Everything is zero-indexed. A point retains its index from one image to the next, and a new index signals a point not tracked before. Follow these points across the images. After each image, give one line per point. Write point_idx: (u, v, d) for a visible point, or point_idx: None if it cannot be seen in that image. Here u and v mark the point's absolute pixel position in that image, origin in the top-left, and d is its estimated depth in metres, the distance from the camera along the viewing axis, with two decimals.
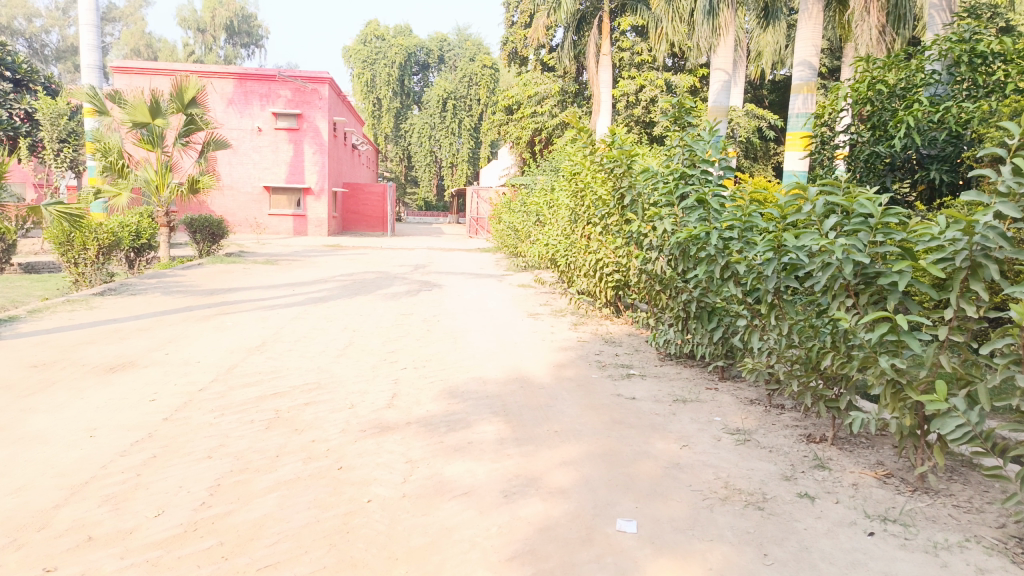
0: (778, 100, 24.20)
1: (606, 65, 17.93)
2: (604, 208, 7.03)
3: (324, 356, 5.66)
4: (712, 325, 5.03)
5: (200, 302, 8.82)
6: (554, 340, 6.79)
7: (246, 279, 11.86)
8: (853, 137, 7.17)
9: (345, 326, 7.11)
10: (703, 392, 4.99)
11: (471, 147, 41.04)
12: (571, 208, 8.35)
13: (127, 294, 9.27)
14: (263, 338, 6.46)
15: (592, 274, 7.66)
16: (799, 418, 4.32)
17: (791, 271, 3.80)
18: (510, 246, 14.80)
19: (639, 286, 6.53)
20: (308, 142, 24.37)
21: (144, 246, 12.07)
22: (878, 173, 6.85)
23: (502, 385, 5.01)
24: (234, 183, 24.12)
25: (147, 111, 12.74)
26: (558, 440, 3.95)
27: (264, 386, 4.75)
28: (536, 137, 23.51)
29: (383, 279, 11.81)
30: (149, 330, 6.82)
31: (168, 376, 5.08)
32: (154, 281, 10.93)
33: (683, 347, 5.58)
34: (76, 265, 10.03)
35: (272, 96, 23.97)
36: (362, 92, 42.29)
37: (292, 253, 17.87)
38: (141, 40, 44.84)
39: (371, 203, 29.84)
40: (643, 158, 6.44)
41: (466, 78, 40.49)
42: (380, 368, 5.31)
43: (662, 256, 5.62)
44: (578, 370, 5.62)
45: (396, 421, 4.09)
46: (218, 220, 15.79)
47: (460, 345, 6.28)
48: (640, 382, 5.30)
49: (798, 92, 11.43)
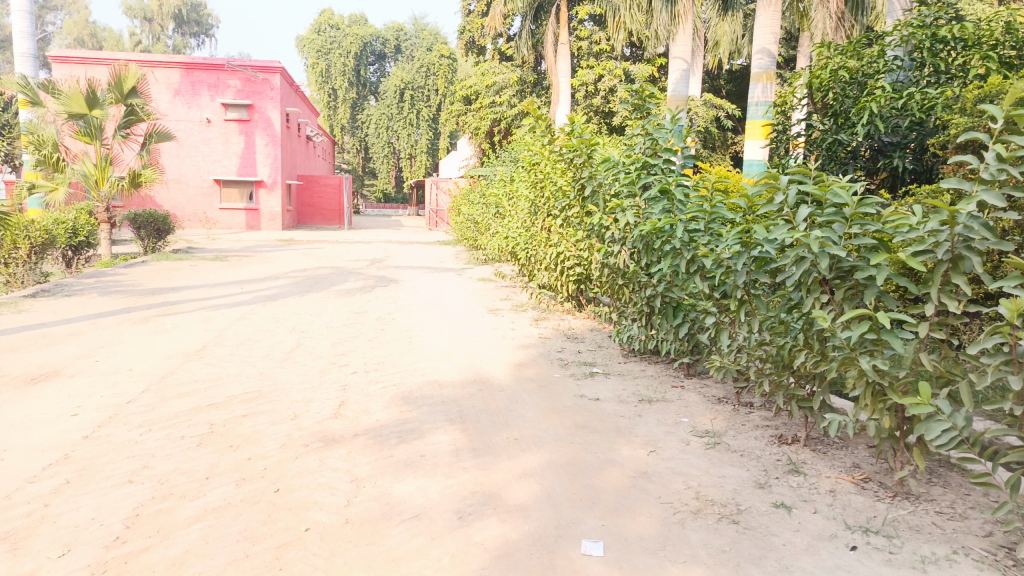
0: (736, 90, 24.24)
1: (565, 54, 17.68)
2: (564, 199, 6.76)
3: (269, 362, 5.30)
4: (678, 320, 4.82)
5: (140, 303, 8.33)
6: (515, 337, 6.51)
7: (193, 277, 11.33)
8: (814, 125, 7.01)
9: (293, 327, 6.74)
10: (669, 390, 4.78)
11: (429, 139, 40.50)
12: (530, 200, 8.08)
13: (62, 296, 8.73)
14: (204, 342, 6.06)
15: (553, 268, 7.42)
16: (769, 418, 4.14)
17: (761, 265, 3.58)
18: (470, 239, 14.48)
19: (601, 279, 6.29)
20: (260, 133, 23.67)
21: (82, 244, 11.45)
22: (839, 161, 6.72)
23: (459, 388, 4.72)
24: (182, 176, 23.28)
25: (84, 102, 12.02)
26: (517, 450, 3.68)
27: (200, 396, 4.38)
28: (495, 127, 23.15)
29: (337, 275, 11.40)
30: (80, 335, 6.35)
31: (95, 388, 4.67)
32: (92, 280, 10.35)
33: (647, 344, 5.38)
34: (6, 265, 9.36)
35: (221, 86, 23.18)
36: (317, 82, 41.38)
37: (244, 248, 17.27)
38: (84, 30, 43.20)
39: (327, 196, 29.16)
40: (603, 147, 6.20)
41: (424, 68, 39.93)
42: (327, 373, 4.97)
43: (625, 249, 5.38)
44: (539, 369, 5.35)
45: (342, 433, 3.77)
46: (164, 216, 15.14)
47: (415, 345, 5.97)
48: (604, 381, 5.07)
49: (758, 80, 11.32)
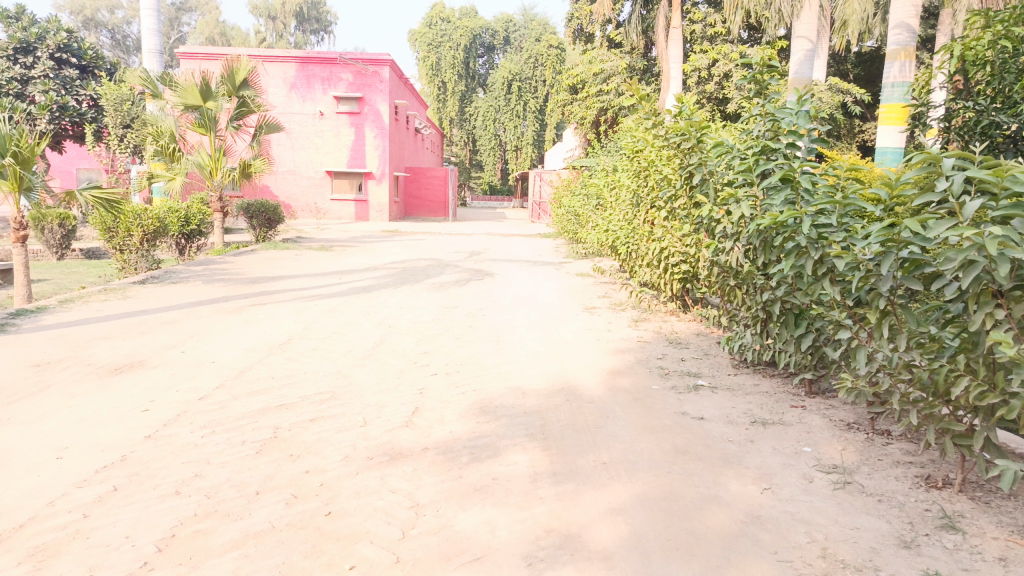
0: (865, 75, 22.46)
1: (677, 39, 16.79)
2: (669, 189, 6.16)
3: (351, 359, 5.04)
4: (799, 330, 4.17)
5: (238, 292, 8.40)
6: (611, 340, 5.99)
7: (295, 266, 11.48)
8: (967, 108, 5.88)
9: (381, 321, 6.50)
10: (788, 412, 4.14)
11: (536, 130, 40.20)
12: (632, 190, 7.52)
13: (169, 282, 8.95)
14: (290, 334, 5.92)
15: (655, 264, 6.84)
16: (911, 452, 3.48)
17: (912, 269, 2.91)
18: (571, 232, 14.00)
19: (710, 278, 5.68)
20: (370, 125, 24.07)
21: (194, 232, 11.78)
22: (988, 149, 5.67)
23: (545, 398, 4.29)
24: (296, 168, 24.02)
25: (199, 94, 12.42)
26: (605, 477, 3.20)
27: (272, 395, 4.16)
28: (602, 117, 22.46)
29: (434, 266, 11.22)
30: (174, 324, 6.38)
31: (173, 381, 4.55)
32: (200, 268, 10.62)
33: (763, 354, 4.75)
34: (121, 252, 9.75)
35: (334, 79, 23.72)
36: (428, 76, 41.66)
37: (349, 239, 17.54)
38: (215, 29, 45.67)
39: (433, 187, 29.39)
40: (714, 130, 5.57)
41: (532, 59, 39.66)
42: (406, 374, 4.64)
43: (738, 246, 4.74)
44: (636, 379, 4.82)
45: (411, 447, 3.40)
46: (274, 206, 15.52)
47: (503, 345, 5.58)
48: (710, 396, 4.48)
49: (895, 59, 10.18)
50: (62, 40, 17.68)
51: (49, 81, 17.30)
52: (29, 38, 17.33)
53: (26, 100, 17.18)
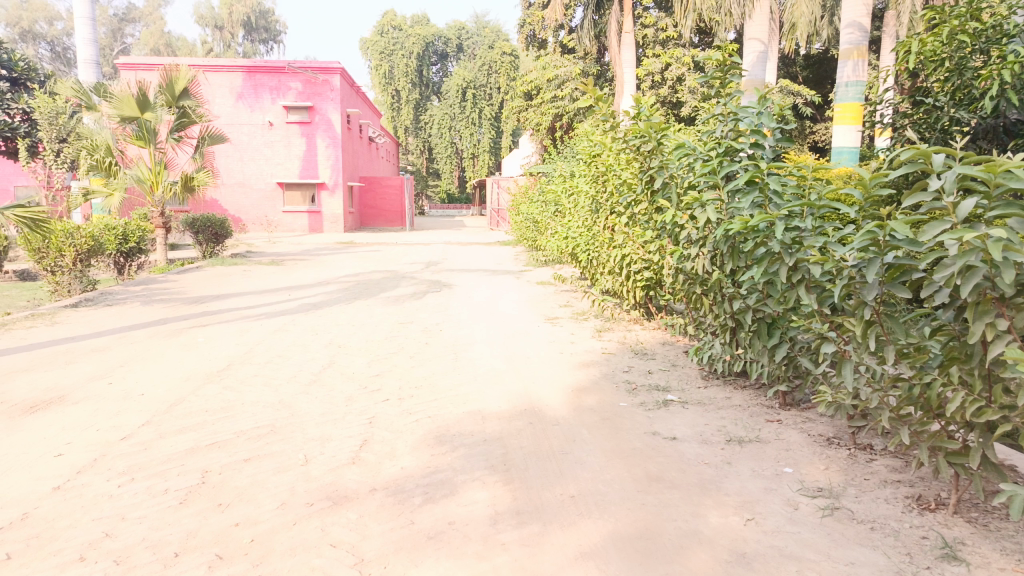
0: (813, 77, 22.78)
1: (630, 44, 16.67)
2: (630, 194, 5.91)
3: (295, 385, 4.64)
4: (770, 340, 3.94)
5: (179, 313, 7.90)
6: (574, 353, 5.70)
7: (243, 282, 10.97)
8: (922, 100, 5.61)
9: (330, 341, 6.10)
10: (764, 427, 3.90)
11: (492, 137, 39.99)
12: (591, 196, 7.26)
13: (104, 305, 8.40)
14: (231, 360, 5.48)
15: (617, 272, 6.59)
16: (897, 469, 3.27)
17: (899, 274, 2.69)
18: (529, 239, 13.73)
19: (675, 286, 5.43)
20: (321, 135, 23.54)
21: (134, 249, 11.16)
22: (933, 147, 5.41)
23: (505, 422, 3.96)
24: (246, 180, 23.32)
25: (135, 105, 11.82)
26: (573, 514, 2.89)
27: (203, 432, 3.74)
28: (557, 122, 22.30)
29: (389, 279, 10.83)
30: (103, 352, 5.89)
31: (94, 418, 4.09)
32: (139, 287, 10.05)
33: (733, 365, 4.52)
34: (53, 274, 9.15)
35: (283, 89, 23.13)
36: (381, 84, 41.05)
37: (302, 252, 17.01)
38: (160, 40, 44.49)
39: (388, 197, 28.90)
40: (673, 132, 5.34)
41: (486, 66, 39.44)
42: (355, 402, 4.26)
43: (704, 252, 4.49)
44: (601, 396, 4.53)
45: (356, 489, 3.05)
46: (221, 219, 14.90)
47: (461, 364, 5.25)
48: (681, 413, 4.21)
49: (848, 58, 10.12)
50: None
51: None
52: None
53: None
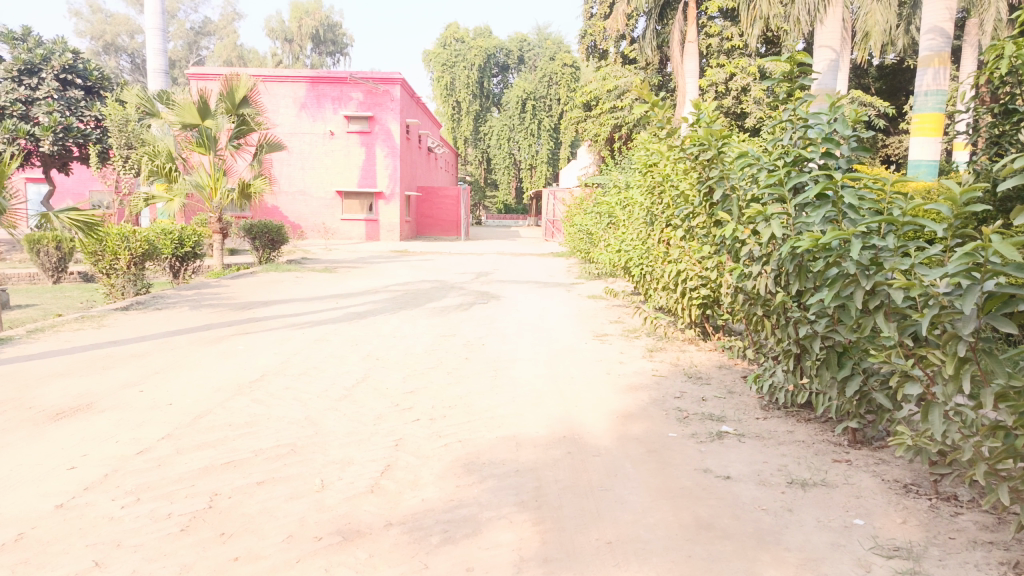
0: (886, 88, 21.79)
1: (693, 53, 16.14)
2: (687, 206, 5.53)
3: (325, 401, 4.42)
4: (841, 370, 3.52)
5: (224, 319, 7.84)
6: (623, 374, 5.33)
7: (293, 289, 10.96)
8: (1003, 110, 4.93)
9: (368, 354, 5.89)
10: (831, 469, 3.49)
11: (550, 148, 39.78)
12: (647, 208, 6.89)
13: (154, 309, 8.43)
14: (265, 370, 5.32)
15: (671, 288, 6.21)
16: (990, 527, 2.81)
17: (1001, 304, 2.29)
18: (583, 251, 13.40)
19: (734, 306, 5.02)
20: (380, 144, 23.72)
21: (189, 254, 11.24)
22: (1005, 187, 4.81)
23: (541, 451, 3.64)
24: (306, 189, 23.64)
25: (196, 112, 12.00)
26: (608, 564, 2.55)
27: (222, 450, 3.54)
28: (616, 133, 21.90)
29: (438, 289, 10.66)
30: (142, 358, 5.82)
31: (116, 430, 3.95)
32: (192, 292, 10.11)
33: (797, 395, 4.10)
34: (108, 276, 9.29)
35: (344, 98, 23.39)
36: (442, 95, 41.30)
37: (356, 259, 17.05)
38: (232, 52, 45.83)
39: (445, 206, 28.94)
40: (735, 140, 4.96)
41: (547, 77, 39.33)
42: (383, 421, 4.01)
43: (767, 270, 4.09)
44: (649, 424, 4.17)
45: (370, 523, 2.78)
46: (277, 226, 15.00)
47: (501, 383, 4.95)
48: (737, 447, 3.82)
49: (928, 66, 9.47)
50: (67, 61, 17.35)
51: (53, 102, 16.97)
52: (33, 59, 16.95)
53: (29, 122, 16.84)
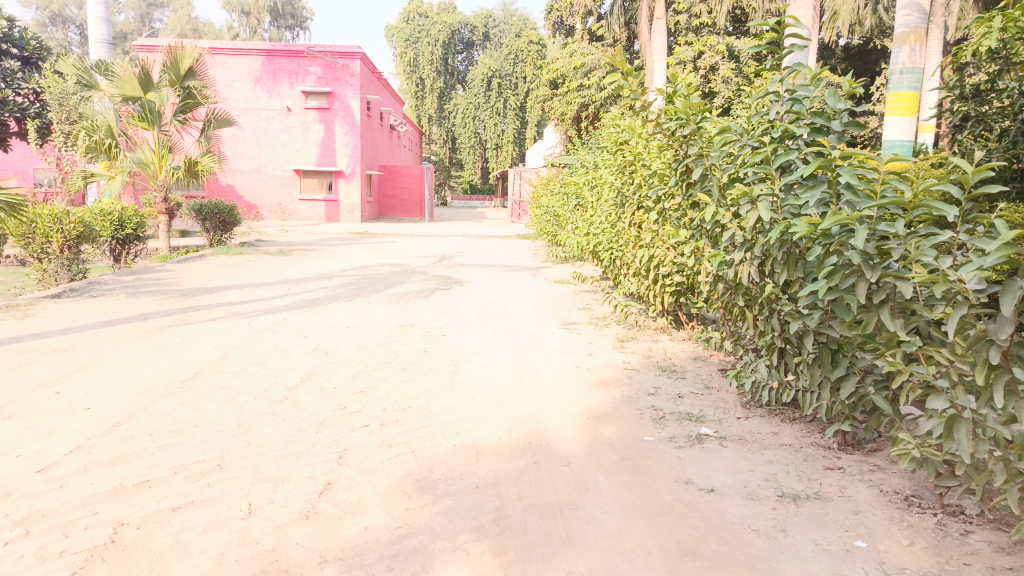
0: (850, 69, 21.76)
1: (661, 31, 15.48)
2: (661, 187, 5.16)
3: (263, 403, 3.96)
4: (835, 370, 3.18)
5: (165, 306, 7.28)
6: (592, 368, 4.96)
7: (244, 273, 10.38)
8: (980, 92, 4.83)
9: (316, 347, 5.42)
10: (822, 479, 3.16)
11: (516, 128, 39.25)
12: (616, 189, 6.51)
13: (89, 296, 7.82)
14: (202, 366, 4.82)
15: (643, 274, 5.85)
16: (1005, 548, 2.50)
17: None
18: (549, 233, 13.03)
19: (712, 294, 4.67)
20: (340, 121, 22.96)
21: (131, 236, 10.57)
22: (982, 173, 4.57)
23: (504, 460, 3.25)
24: (263, 167, 22.80)
25: (138, 84, 11.28)
26: None
27: (136, 467, 3.06)
28: (583, 112, 21.49)
29: (399, 273, 10.19)
30: (65, 353, 5.27)
31: (19, 439, 3.44)
32: (133, 277, 9.46)
33: (782, 395, 3.78)
34: (40, 260, 8.59)
35: (302, 73, 22.55)
36: (405, 72, 40.32)
37: (315, 241, 16.43)
38: (187, 25, 44.21)
39: (408, 186, 28.27)
40: (714, 114, 4.56)
41: (512, 55, 38.69)
42: (327, 428, 3.58)
43: (750, 258, 3.72)
44: (623, 427, 3.80)
45: (301, 560, 2.36)
46: (230, 206, 14.30)
47: (460, 380, 4.54)
48: (718, 452, 3.48)
49: (903, 42, 9.11)
50: (1, 29, 16.25)
51: None
52: None
53: None
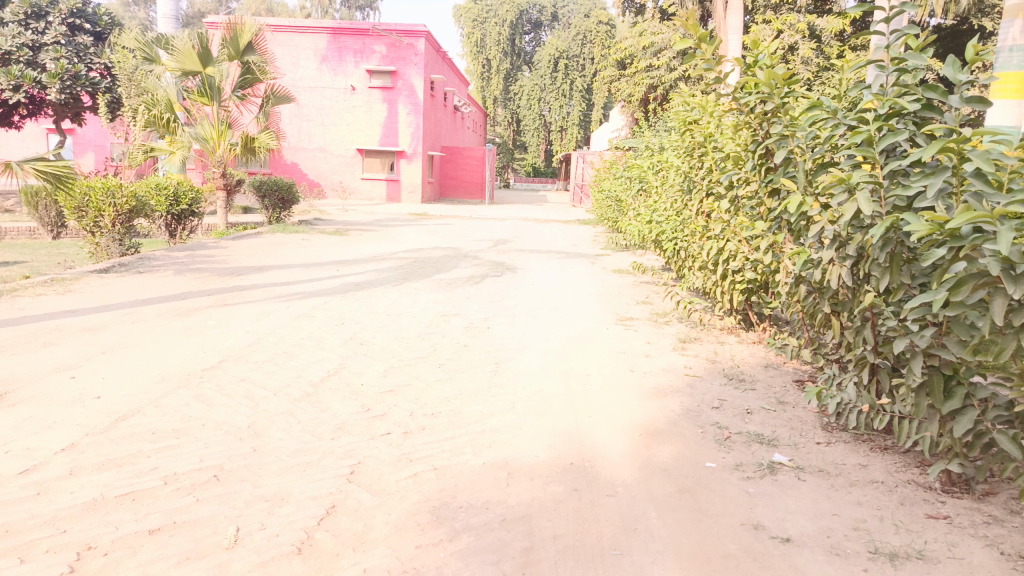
0: (940, 52, 20.30)
1: (738, 8, 14.54)
2: (736, 171, 4.57)
3: (281, 401, 3.60)
4: (949, 402, 2.59)
5: (208, 286, 7.07)
6: (649, 373, 4.44)
7: (296, 252, 10.19)
8: None
9: (351, 336, 5.05)
10: (927, 532, 2.58)
11: (582, 110, 38.47)
12: (683, 173, 5.94)
13: (136, 272, 7.69)
14: (228, 353, 4.51)
15: (710, 268, 5.27)
16: None
17: None
18: (610, 219, 12.48)
19: (790, 296, 4.08)
20: (403, 100, 22.74)
21: (186, 212, 10.49)
22: None
23: (540, 486, 2.80)
24: (326, 146, 22.80)
25: (197, 59, 11.16)
26: None
27: (126, 474, 2.73)
28: (651, 94, 20.66)
29: (451, 258, 9.82)
30: (94, 333, 5.05)
31: (14, 432, 3.16)
32: (185, 253, 9.36)
33: (874, 421, 3.20)
34: (93, 234, 8.55)
35: (367, 52, 22.41)
36: (472, 53, 39.84)
37: (372, 221, 16.26)
38: (262, 6, 44.88)
39: (470, 168, 27.94)
40: (801, 88, 3.94)
41: (580, 35, 37.88)
42: (344, 435, 3.19)
43: (841, 257, 3.14)
44: (681, 447, 3.29)
45: None
46: (288, 184, 14.18)
47: (501, 382, 4.10)
48: (796, 486, 2.94)
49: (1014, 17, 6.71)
50: (75, 5, 16.86)
51: (60, 47, 16.33)
52: (40, 2, 16.38)
53: (37, 68, 16.23)
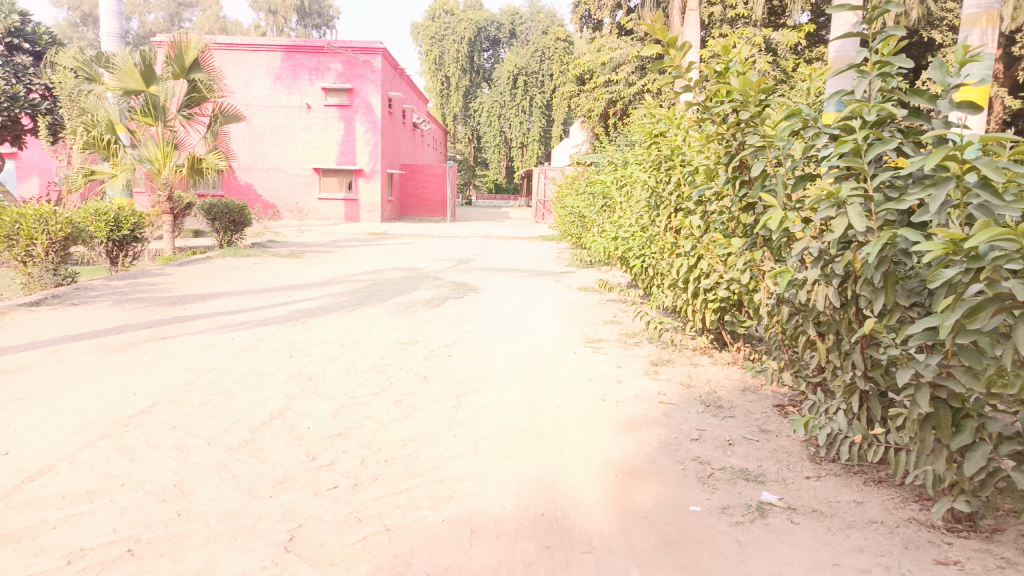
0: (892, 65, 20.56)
1: (695, 22, 14.48)
2: (707, 184, 4.31)
3: (215, 452, 3.21)
4: (957, 437, 2.34)
5: (147, 317, 6.59)
6: (622, 402, 4.14)
7: (248, 277, 9.73)
8: None
9: (300, 370, 4.67)
10: None
11: (542, 126, 38.44)
12: (648, 188, 5.70)
13: (71, 304, 7.16)
14: (160, 396, 4.09)
15: (681, 286, 5.02)
16: None
17: None
18: (574, 235, 12.22)
19: (770, 317, 3.82)
20: (360, 118, 22.35)
21: (128, 237, 9.94)
22: None
23: (507, 545, 2.47)
24: (281, 165, 22.26)
25: (140, 76, 10.70)
26: None
27: (20, 554, 2.32)
28: (610, 109, 20.57)
29: (411, 279, 9.46)
30: (12, 375, 4.57)
31: None
32: (126, 281, 8.83)
33: (868, 453, 2.94)
34: (24, 264, 7.98)
35: (322, 69, 21.99)
36: (431, 70, 39.55)
37: (329, 242, 15.79)
38: (215, 24, 44.09)
39: (430, 185, 27.60)
40: (775, 96, 3.70)
41: (539, 52, 37.87)
42: (284, 491, 2.82)
43: (827, 277, 2.88)
44: (661, 490, 2.99)
45: None
46: (240, 206, 13.66)
47: (463, 419, 3.76)
48: (790, 532, 2.66)
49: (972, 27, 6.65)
50: (13, 23, 16.11)
51: None
52: None
53: None
